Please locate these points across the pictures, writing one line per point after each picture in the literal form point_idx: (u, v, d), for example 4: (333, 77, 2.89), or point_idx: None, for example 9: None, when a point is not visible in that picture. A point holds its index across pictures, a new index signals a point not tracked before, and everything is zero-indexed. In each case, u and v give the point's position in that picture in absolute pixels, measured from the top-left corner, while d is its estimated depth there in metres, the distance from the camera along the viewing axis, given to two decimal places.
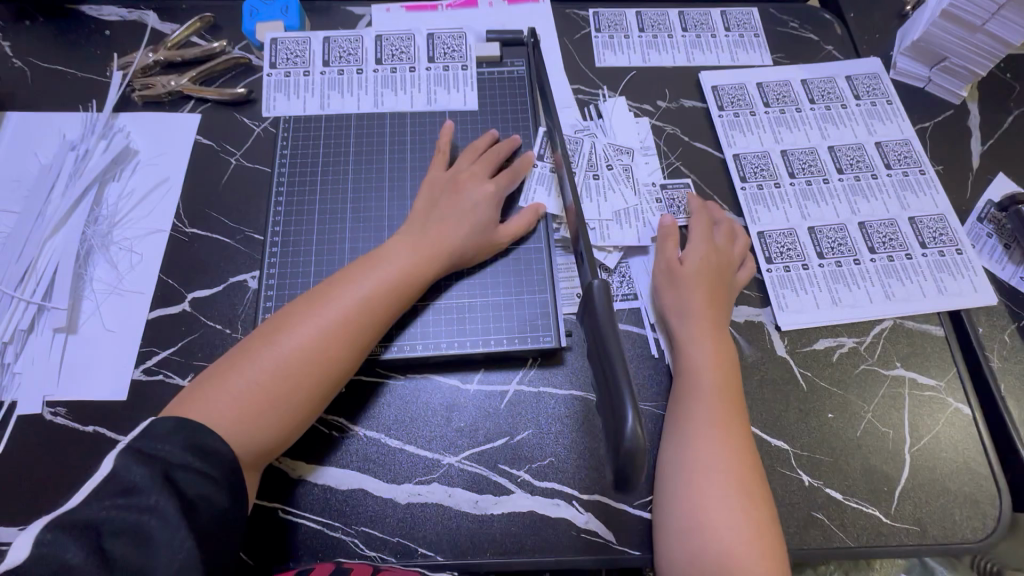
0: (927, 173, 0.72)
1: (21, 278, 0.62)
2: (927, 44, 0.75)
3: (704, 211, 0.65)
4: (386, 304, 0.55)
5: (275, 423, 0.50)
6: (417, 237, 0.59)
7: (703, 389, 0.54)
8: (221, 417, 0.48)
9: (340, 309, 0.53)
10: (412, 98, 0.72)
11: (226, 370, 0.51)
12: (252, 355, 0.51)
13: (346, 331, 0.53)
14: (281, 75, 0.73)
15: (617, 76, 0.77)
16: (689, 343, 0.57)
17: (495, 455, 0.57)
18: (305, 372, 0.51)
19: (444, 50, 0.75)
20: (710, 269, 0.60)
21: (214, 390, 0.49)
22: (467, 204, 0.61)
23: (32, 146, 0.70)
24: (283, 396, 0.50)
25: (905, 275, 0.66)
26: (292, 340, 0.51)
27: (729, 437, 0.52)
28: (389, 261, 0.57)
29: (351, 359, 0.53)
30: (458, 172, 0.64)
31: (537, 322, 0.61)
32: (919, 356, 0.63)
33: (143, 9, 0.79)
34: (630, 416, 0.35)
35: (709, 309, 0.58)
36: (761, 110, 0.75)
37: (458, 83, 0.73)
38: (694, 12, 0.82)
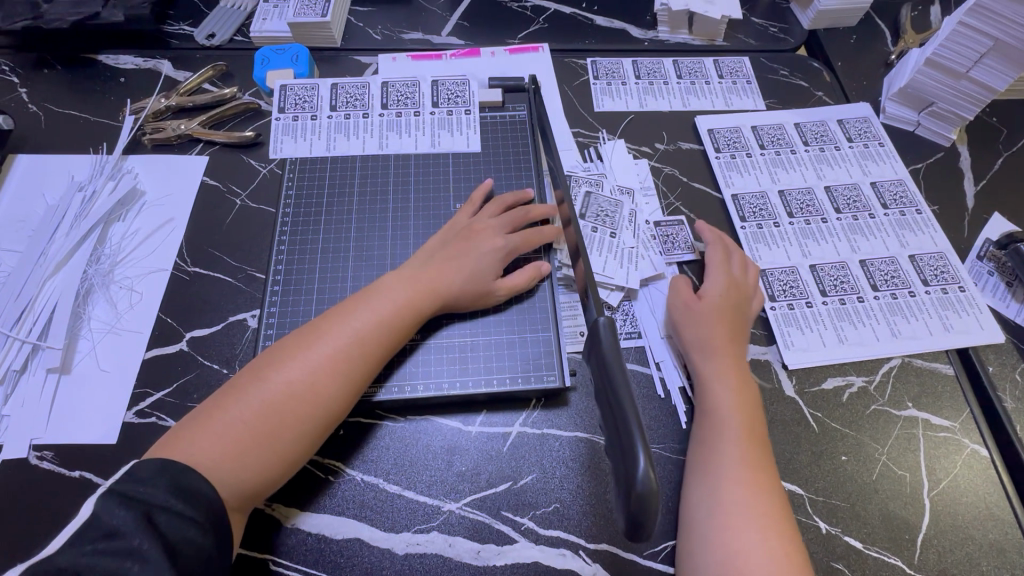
0: (924, 213, 0.73)
1: (18, 316, 0.61)
2: (914, 90, 0.78)
3: (719, 242, 0.66)
4: (381, 339, 0.54)
5: (263, 463, 0.48)
6: (413, 272, 0.59)
7: (729, 430, 0.53)
8: (207, 457, 0.46)
9: (333, 344, 0.52)
10: (417, 141, 0.74)
11: (214, 409, 0.49)
12: (242, 392, 0.50)
13: (338, 366, 0.52)
14: (289, 119, 0.75)
15: (616, 120, 0.80)
16: (709, 381, 0.56)
17: (498, 501, 0.54)
18: (296, 409, 0.50)
19: (449, 96, 0.77)
20: (727, 301, 0.61)
21: (201, 429, 0.48)
22: (476, 254, 0.60)
23: (40, 187, 0.71)
24: (272, 434, 0.49)
25: (909, 312, 0.66)
26: (283, 376, 0.50)
27: (760, 481, 0.50)
28: (384, 296, 0.56)
29: (343, 396, 0.52)
30: (476, 222, 0.63)
31: (540, 362, 0.60)
32: (931, 395, 0.62)
33: (159, 58, 0.83)
34: (641, 458, 0.33)
35: (726, 344, 0.58)
36: (757, 152, 0.77)
37: (461, 126, 0.75)
38: (687, 61, 0.86)
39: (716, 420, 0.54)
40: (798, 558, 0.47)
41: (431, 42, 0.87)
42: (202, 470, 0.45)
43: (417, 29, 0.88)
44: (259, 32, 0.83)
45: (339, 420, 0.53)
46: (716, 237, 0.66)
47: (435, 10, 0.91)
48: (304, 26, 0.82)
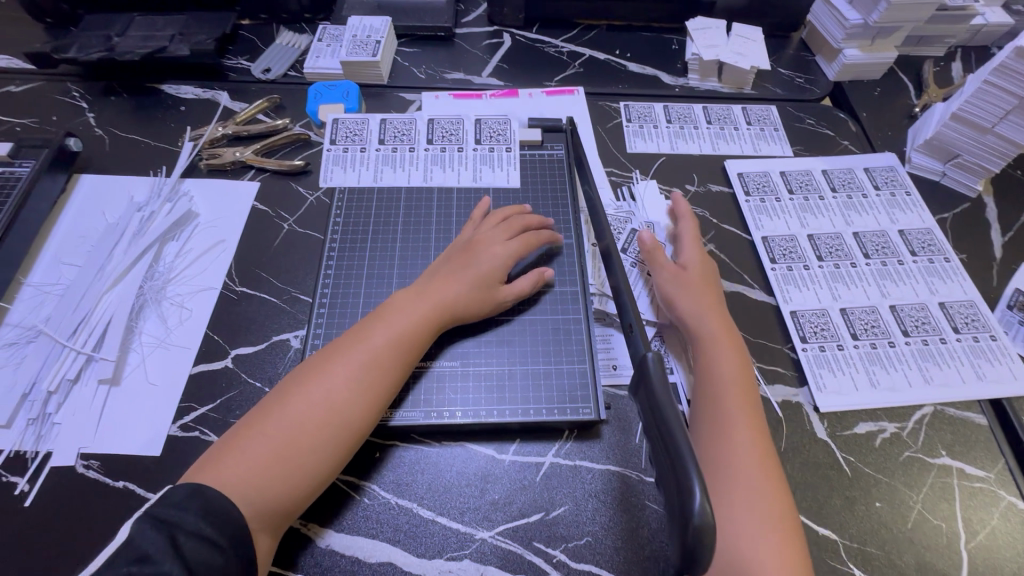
0: (952, 261, 0.74)
1: (75, 328, 0.64)
2: (939, 142, 0.81)
3: (688, 224, 0.70)
4: (397, 355, 0.56)
5: (293, 481, 0.49)
6: (428, 289, 0.61)
7: (725, 387, 0.56)
8: (241, 476, 0.47)
9: (357, 361, 0.54)
10: (459, 175, 0.77)
11: (245, 430, 0.51)
12: (266, 415, 0.51)
13: (362, 381, 0.54)
14: (339, 150, 0.80)
15: (648, 161, 0.83)
16: (703, 341, 0.59)
17: (531, 532, 0.54)
18: (325, 426, 0.51)
19: (490, 133, 0.81)
20: (707, 274, 0.65)
21: (229, 452, 0.49)
22: (481, 266, 0.63)
23: (100, 206, 0.75)
24: (303, 450, 0.50)
25: (941, 359, 0.66)
26: (304, 395, 0.52)
27: (755, 435, 0.53)
28: (399, 314, 0.58)
29: (364, 412, 0.53)
30: (474, 236, 0.67)
31: (575, 394, 0.61)
32: (964, 444, 0.61)
33: (217, 90, 0.88)
34: (696, 493, 0.33)
35: (719, 311, 0.62)
36: (786, 197, 0.80)
37: (501, 163, 0.79)
38: (716, 108, 0.90)
39: (713, 379, 0.56)
40: (785, 505, 0.50)
41: (472, 82, 0.92)
42: (232, 492, 0.47)
43: (459, 69, 0.94)
44: (312, 68, 0.88)
45: (364, 436, 0.54)
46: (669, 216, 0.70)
47: (476, 52, 0.96)
48: (355, 65, 0.87)
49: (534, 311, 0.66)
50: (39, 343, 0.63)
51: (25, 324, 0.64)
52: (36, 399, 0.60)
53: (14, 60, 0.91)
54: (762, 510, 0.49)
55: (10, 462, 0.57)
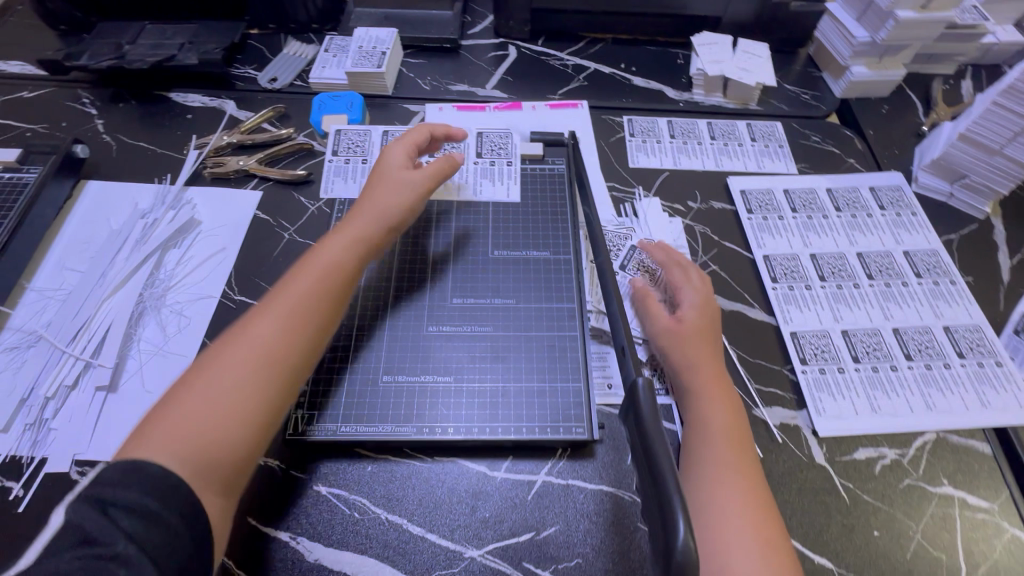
0: (958, 284, 0.73)
1: (75, 335, 0.64)
2: (947, 162, 0.80)
3: (682, 267, 0.67)
4: (330, 288, 0.56)
5: (240, 427, 0.47)
6: (355, 220, 0.62)
7: (714, 436, 0.54)
8: (179, 432, 0.44)
9: (289, 297, 0.54)
10: (460, 188, 0.77)
11: (178, 391, 0.47)
12: (197, 377, 0.48)
13: (297, 313, 0.53)
14: (341, 161, 0.80)
15: (650, 177, 0.82)
16: (692, 392, 0.57)
17: (520, 552, 0.54)
18: (264, 362, 0.49)
19: (491, 146, 0.81)
20: (704, 322, 0.62)
21: (162, 418, 0.45)
22: (396, 182, 0.66)
23: (106, 212, 0.76)
24: (245, 392, 0.48)
25: (945, 384, 0.65)
26: (237, 346, 0.50)
27: (747, 483, 0.51)
28: (325, 252, 0.58)
29: (302, 342, 0.52)
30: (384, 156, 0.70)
31: (570, 412, 0.60)
32: (967, 474, 0.60)
33: (224, 98, 0.89)
34: (681, 526, 0.33)
35: (711, 363, 0.59)
36: (789, 215, 0.79)
37: (502, 176, 0.79)
38: (720, 123, 0.89)
39: (700, 428, 0.55)
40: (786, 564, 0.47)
41: (476, 94, 0.92)
42: (172, 449, 0.43)
43: (464, 81, 0.94)
44: (318, 78, 0.89)
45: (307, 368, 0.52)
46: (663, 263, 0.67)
47: (481, 64, 0.97)
48: (361, 76, 0.88)
49: (531, 327, 0.66)
50: (39, 348, 0.63)
51: (25, 329, 0.65)
52: (34, 404, 0.60)
53: (27, 66, 0.93)
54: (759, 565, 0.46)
55: (4, 467, 0.57)
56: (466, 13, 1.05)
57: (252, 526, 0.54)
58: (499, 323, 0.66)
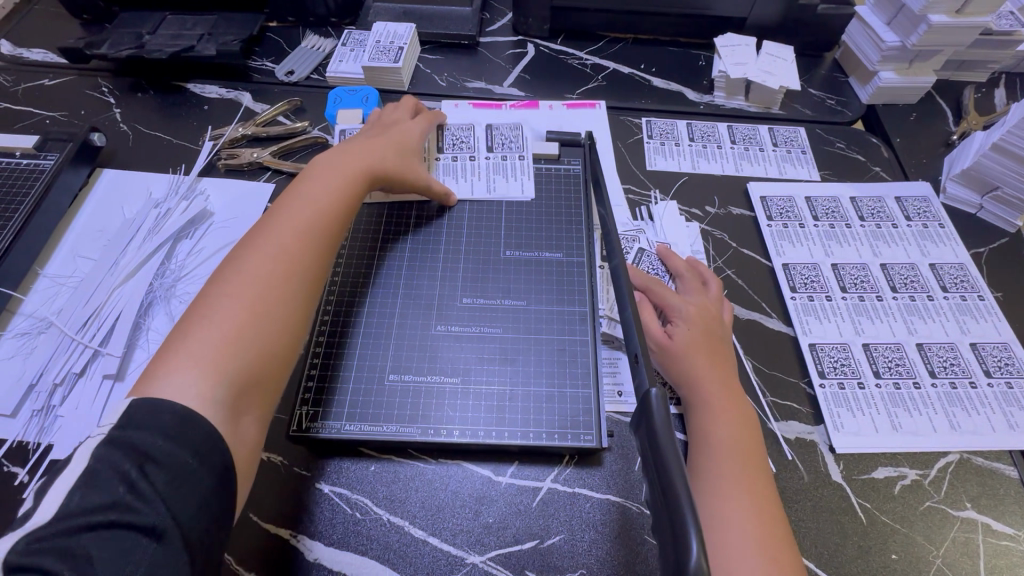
0: (986, 299, 0.70)
1: (85, 322, 0.64)
2: (976, 172, 0.77)
3: (683, 278, 0.66)
4: (337, 203, 0.58)
5: (268, 336, 0.48)
6: (357, 152, 0.64)
7: (722, 451, 0.52)
8: (207, 344, 0.45)
9: (298, 216, 0.55)
10: (472, 186, 0.76)
11: (195, 313, 0.47)
12: (215, 294, 0.48)
13: (310, 230, 0.54)
14: None
15: (668, 180, 0.81)
16: (701, 405, 0.56)
17: (523, 560, 0.52)
18: (286, 274, 0.51)
19: (502, 140, 0.80)
20: (698, 334, 0.60)
21: (190, 332, 0.46)
22: (399, 133, 0.70)
23: (120, 201, 0.76)
24: (270, 302, 0.49)
25: (970, 404, 0.62)
26: (256, 257, 0.51)
27: (757, 501, 0.49)
28: (326, 175, 0.60)
29: (319, 257, 0.54)
30: (381, 117, 0.73)
31: (578, 419, 0.59)
32: (992, 498, 0.57)
33: (241, 90, 0.89)
34: (693, 546, 0.31)
35: (712, 374, 0.57)
36: (810, 224, 0.77)
37: (514, 172, 0.77)
38: (742, 127, 0.87)
39: (705, 441, 0.53)
40: None
41: (493, 92, 0.91)
42: (202, 364, 0.44)
43: (481, 78, 0.93)
44: (334, 73, 0.89)
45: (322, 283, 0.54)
46: (643, 279, 0.65)
47: (499, 62, 0.96)
48: (377, 70, 0.87)
49: (541, 329, 0.65)
50: (50, 335, 0.64)
51: (37, 315, 0.65)
52: (42, 391, 0.60)
53: (50, 55, 0.94)
54: None
55: (10, 453, 0.57)
56: (485, 10, 1.04)
57: (254, 522, 0.53)
58: (509, 325, 0.65)
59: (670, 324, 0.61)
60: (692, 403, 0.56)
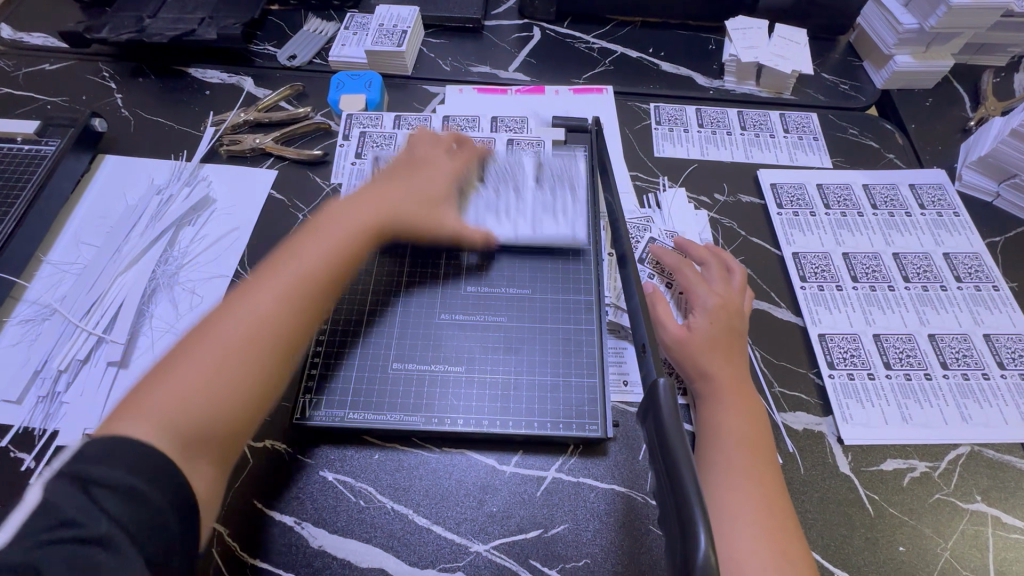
0: (1001, 290, 0.69)
1: (88, 309, 0.64)
2: (994, 159, 0.75)
3: (706, 262, 0.64)
4: (332, 261, 0.55)
5: (227, 398, 0.45)
6: (374, 203, 0.62)
7: (729, 443, 0.52)
8: (168, 400, 0.43)
9: (293, 271, 0.52)
10: (515, 227, 0.68)
11: (172, 360, 0.46)
12: (194, 343, 0.47)
13: (298, 287, 0.52)
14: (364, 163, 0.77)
15: (676, 167, 0.79)
16: (709, 397, 0.55)
17: (527, 548, 0.52)
18: (260, 333, 0.48)
19: (551, 174, 0.73)
20: (717, 326, 0.58)
21: (157, 383, 0.45)
22: (424, 180, 0.66)
23: (122, 187, 0.75)
24: (235, 361, 0.46)
25: (982, 396, 0.61)
26: (235, 317, 0.48)
27: (764, 492, 0.49)
28: (332, 228, 0.57)
29: (302, 316, 0.51)
30: (414, 157, 0.69)
31: (583, 409, 0.58)
32: (1002, 491, 0.57)
33: (242, 75, 0.88)
34: (701, 539, 0.31)
35: (722, 368, 0.56)
36: (821, 212, 0.75)
37: (565, 214, 0.70)
38: (753, 113, 0.85)
39: (713, 433, 0.53)
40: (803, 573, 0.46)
41: (498, 76, 0.90)
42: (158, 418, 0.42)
43: (486, 63, 0.91)
44: (337, 57, 0.87)
45: (301, 342, 0.51)
46: (677, 261, 0.64)
47: (504, 46, 0.94)
48: (381, 55, 0.86)
49: (547, 318, 0.64)
50: (54, 321, 0.64)
51: (41, 302, 0.65)
52: (47, 376, 0.60)
53: (50, 39, 0.93)
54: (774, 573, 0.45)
55: (17, 438, 0.57)
56: None
57: (258, 508, 0.54)
58: (513, 313, 0.64)
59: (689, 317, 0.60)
60: (700, 398, 0.56)
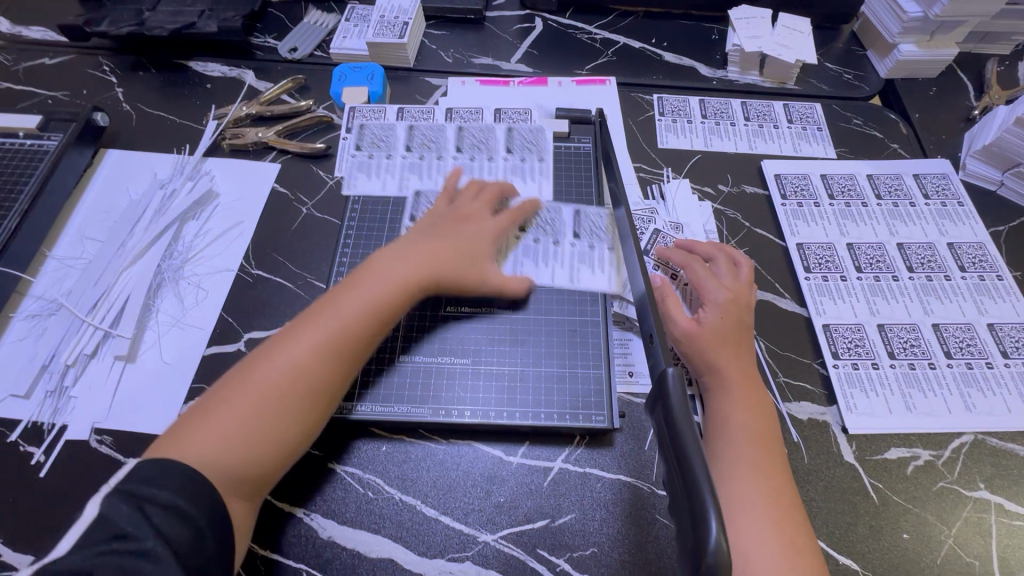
0: (1005, 279, 0.69)
1: (94, 304, 0.64)
2: (997, 149, 0.75)
3: (714, 257, 0.64)
4: (371, 323, 0.53)
5: (258, 452, 0.46)
6: (417, 255, 0.59)
7: (736, 434, 0.52)
8: (204, 448, 0.44)
9: (331, 327, 0.51)
10: (554, 274, 0.66)
11: (211, 404, 0.47)
12: (232, 389, 0.48)
13: (335, 344, 0.51)
14: (363, 156, 0.76)
15: (680, 159, 0.79)
16: (717, 390, 0.55)
17: (535, 538, 0.53)
18: (294, 390, 0.48)
19: (590, 226, 0.70)
20: (727, 320, 0.58)
21: (194, 425, 0.46)
22: (467, 234, 0.63)
23: (125, 182, 0.75)
24: (268, 416, 0.47)
25: (986, 385, 0.61)
26: (273, 368, 0.48)
27: (771, 482, 0.49)
28: (375, 283, 0.55)
29: (335, 375, 0.50)
30: (459, 207, 0.66)
31: (589, 400, 0.59)
32: (1006, 478, 0.57)
33: (243, 68, 0.87)
34: (713, 529, 0.31)
35: (731, 362, 0.56)
36: (826, 203, 0.75)
37: (602, 262, 0.67)
38: (756, 103, 0.85)
39: (720, 425, 0.53)
40: (810, 561, 0.46)
41: (500, 68, 0.89)
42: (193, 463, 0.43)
43: (488, 54, 0.91)
44: (338, 49, 0.87)
45: (332, 401, 0.50)
46: (684, 257, 0.64)
47: (506, 37, 0.93)
48: (382, 47, 0.85)
49: (553, 310, 0.64)
50: (60, 316, 0.64)
51: (47, 297, 0.65)
52: (55, 371, 0.60)
53: (49, 32, 0.92)
54: (781, 562, 0.45)
55: (27, 433, 0.57)
56: None
57: (267, 499, 0.54)
58: (519, 305, 0.64)
59: (699, 312, 0.59)
60: (708, 390, 0.56)
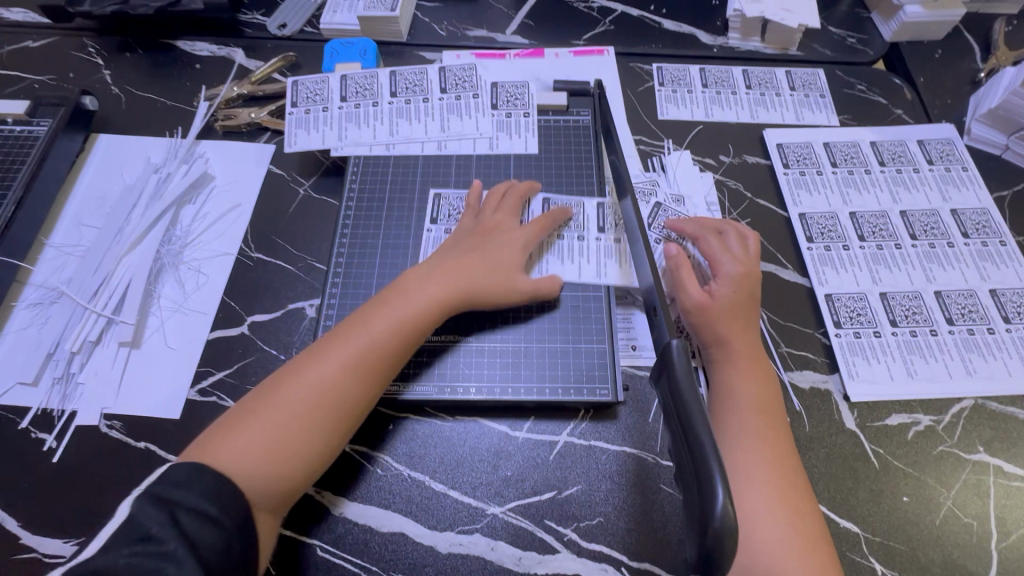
0: (1008, 245, 0.68)
1: (95, 291, 0.64)
2: (1004, 112, 0.74)
3: (726, 229, 0.64)
4: (397, 343, 0.53)
5: (283, 467, 0.46)
6: (445, 272, 0.58)
7: (740, 404, 0.53)
8: (235, 460, 0.45)
9: (362, 345, 0.51)
10: (581, 269, 0.64)
11: (241, 415, 0.48)
12: (263, 402, 0.48)
13: (362, 363, 0.51)
14: (301, 113, 0.74)
15: (682, 130, 0.78)
16: (723, 361, 0.55)
17: (543, 510, 0.54)
18: (322, 408, 0.48)
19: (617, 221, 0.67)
20: (738, 292, 0.58)
21: (225, 438, 0.46)
22: (497, 249, 0.61)
23: (119, 167, 0.74)
24: (294, 431, 0.47)
25: (987, 350, 0.62)
26: (303, 384, 0.49)
27: (774, 450, 0.50)
28: (403, 301, 0.55)
29: (360, 394, 0.50)
30: (488, 220, 0.63)
31: (594, 374, 0.59)
32: (1005, 441, 0.58)
33: (232, 46, 0.85)
34: (719, 495, 0.32)
35: (740, 336, 0.56)
36: (829, 171, 0.74)
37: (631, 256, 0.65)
38: (758, 71, 0.83)
39: (725, 396, 0.53)
40: (811, 524, 0.47)
41: (495, 40, 0.87)
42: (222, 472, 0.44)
43: (482, 26, 0.89)
44: (329, 24, 0.85)
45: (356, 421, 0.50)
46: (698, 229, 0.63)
47: (500, 8, 0.91)
48: (373, 20, 0.83)
49: None
50: (62, 305, 0.64)
51: (47, 285, 0.65)
52: (60, 359, 0.61)
53: (30, 14, 0.90)
54: (784, 527, 0.47)
55: (38, 420, 0.58)
56: None
57: None
58: None
59: (712, 283, 0.59)
60: (713, 362, 0.56)
